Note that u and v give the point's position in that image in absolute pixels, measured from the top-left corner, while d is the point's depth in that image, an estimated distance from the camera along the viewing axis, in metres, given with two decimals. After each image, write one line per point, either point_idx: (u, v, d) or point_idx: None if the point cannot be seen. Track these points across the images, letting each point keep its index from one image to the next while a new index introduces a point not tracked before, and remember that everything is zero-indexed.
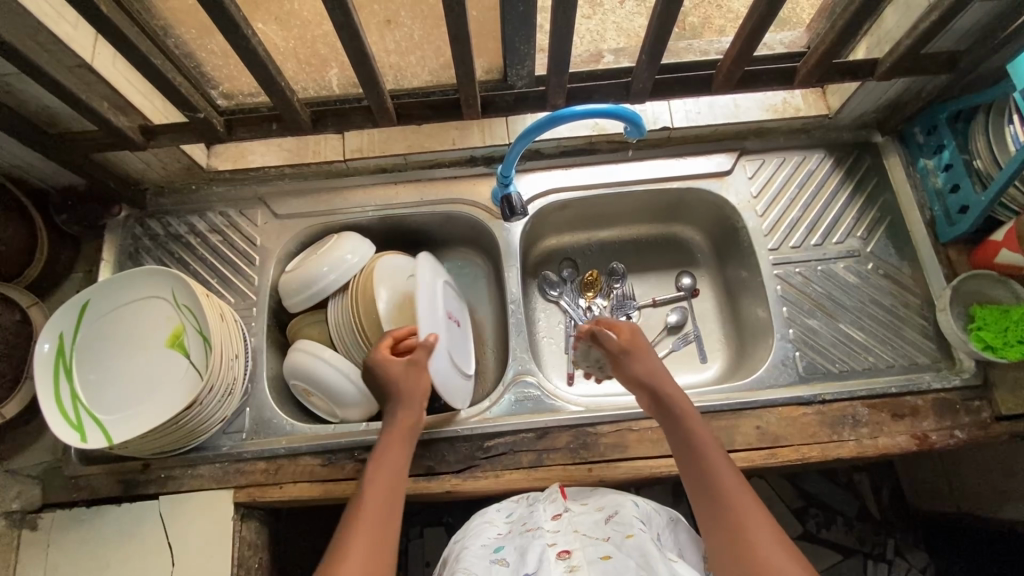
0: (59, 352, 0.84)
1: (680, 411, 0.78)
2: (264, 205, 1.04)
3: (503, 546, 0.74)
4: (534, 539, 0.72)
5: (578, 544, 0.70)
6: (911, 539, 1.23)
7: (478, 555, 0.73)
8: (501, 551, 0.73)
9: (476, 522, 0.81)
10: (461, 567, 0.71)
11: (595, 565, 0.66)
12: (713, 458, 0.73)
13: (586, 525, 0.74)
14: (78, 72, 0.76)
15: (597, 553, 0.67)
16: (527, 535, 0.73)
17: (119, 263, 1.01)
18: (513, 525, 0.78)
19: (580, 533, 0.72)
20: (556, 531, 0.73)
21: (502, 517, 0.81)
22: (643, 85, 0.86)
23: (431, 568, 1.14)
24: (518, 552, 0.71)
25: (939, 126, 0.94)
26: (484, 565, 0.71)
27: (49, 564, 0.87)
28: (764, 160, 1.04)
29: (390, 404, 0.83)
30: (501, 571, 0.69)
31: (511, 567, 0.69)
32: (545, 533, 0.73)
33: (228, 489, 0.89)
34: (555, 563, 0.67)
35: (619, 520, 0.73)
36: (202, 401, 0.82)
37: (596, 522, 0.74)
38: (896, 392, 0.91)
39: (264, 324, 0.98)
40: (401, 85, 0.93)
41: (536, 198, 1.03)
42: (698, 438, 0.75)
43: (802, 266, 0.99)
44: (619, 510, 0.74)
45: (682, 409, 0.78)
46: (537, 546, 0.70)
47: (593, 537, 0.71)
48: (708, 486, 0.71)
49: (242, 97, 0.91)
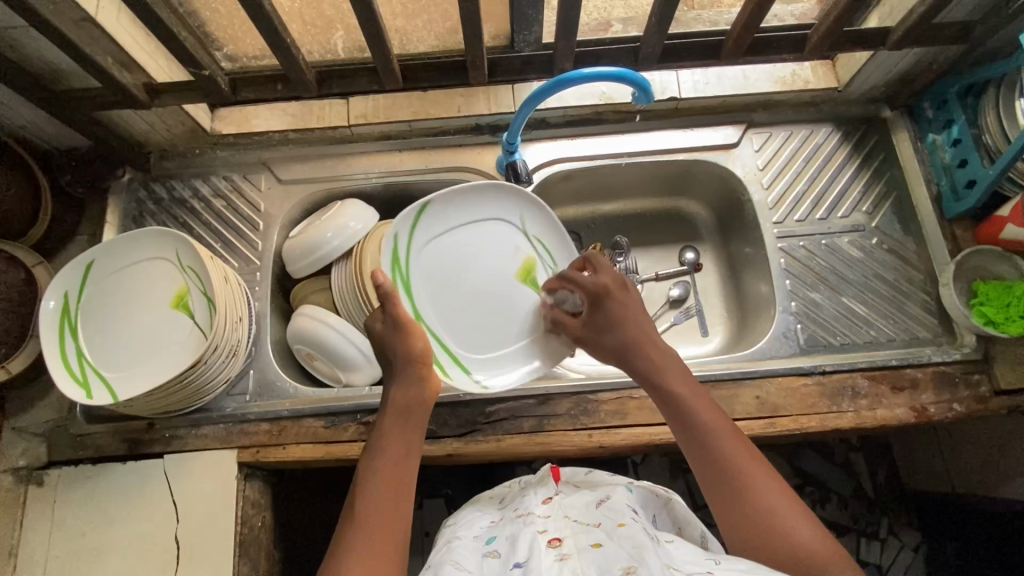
0: (64, 310, 0.84)
1: (641, 338, 0.77)
2: (269, 170, 1.03)
3: (495, 537, 0.68)
4: (525, 526, 0.66)
5: (569, 531, 0.63)
6: (904, 519, 1.25)
7: (468, 549, 0.67)
8: (493, 541, 0.67)
9: (466, 514, 0.76)
10: (450, 559, 0.65)
11: (585, 554, 0.59)
12: (709, 415, 0.69)
13: (577, 510, 0.68)
14: (84, 27, 0.75)
15: (587, 541, 0.61)
16: (517, 521, 0.68)
17: (123, 225, 1.00)
18: (505, 513, 0.73)
19: (570, 519, 0.66)
20: (547, 517, 0.67)
21: (493, 506, 0.77)
22: (652, 50, 0.85)
23: (430, 538, 1.20)
24: (510, 540, 0.65)
25: (949, 101, 0.93)
26: (476, 558, 0.65)
27: (55, 519, 0.88)
28: (771, 133, 1.04)
29: (412, 364, 0.78)
30: (493, 563, 0.63)
31: (502, 557, 0.63)
32: (537, 519, 0.67)
33: (232, 449, 0.90)
34: (546, 551, 0.60)
35: (611, 506, 0.66)
36: (207, 359, 0.82)
37: (586, 507, 0.67)
38: (896, 364, 0.91)
39: (268, 289, 0.99)
40: (406, 49, 0.92)
41: (541, 167, 1.02)
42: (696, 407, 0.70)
43: (806, 239, 0.99)
44: (610, 496, 0.68)
45: (663, 367, 0.74)
46: (528, 534, 0.64)
47: (584, 524, 0.64)
48: (704, 444, 0.67)
49: (247, 59, 0.91)
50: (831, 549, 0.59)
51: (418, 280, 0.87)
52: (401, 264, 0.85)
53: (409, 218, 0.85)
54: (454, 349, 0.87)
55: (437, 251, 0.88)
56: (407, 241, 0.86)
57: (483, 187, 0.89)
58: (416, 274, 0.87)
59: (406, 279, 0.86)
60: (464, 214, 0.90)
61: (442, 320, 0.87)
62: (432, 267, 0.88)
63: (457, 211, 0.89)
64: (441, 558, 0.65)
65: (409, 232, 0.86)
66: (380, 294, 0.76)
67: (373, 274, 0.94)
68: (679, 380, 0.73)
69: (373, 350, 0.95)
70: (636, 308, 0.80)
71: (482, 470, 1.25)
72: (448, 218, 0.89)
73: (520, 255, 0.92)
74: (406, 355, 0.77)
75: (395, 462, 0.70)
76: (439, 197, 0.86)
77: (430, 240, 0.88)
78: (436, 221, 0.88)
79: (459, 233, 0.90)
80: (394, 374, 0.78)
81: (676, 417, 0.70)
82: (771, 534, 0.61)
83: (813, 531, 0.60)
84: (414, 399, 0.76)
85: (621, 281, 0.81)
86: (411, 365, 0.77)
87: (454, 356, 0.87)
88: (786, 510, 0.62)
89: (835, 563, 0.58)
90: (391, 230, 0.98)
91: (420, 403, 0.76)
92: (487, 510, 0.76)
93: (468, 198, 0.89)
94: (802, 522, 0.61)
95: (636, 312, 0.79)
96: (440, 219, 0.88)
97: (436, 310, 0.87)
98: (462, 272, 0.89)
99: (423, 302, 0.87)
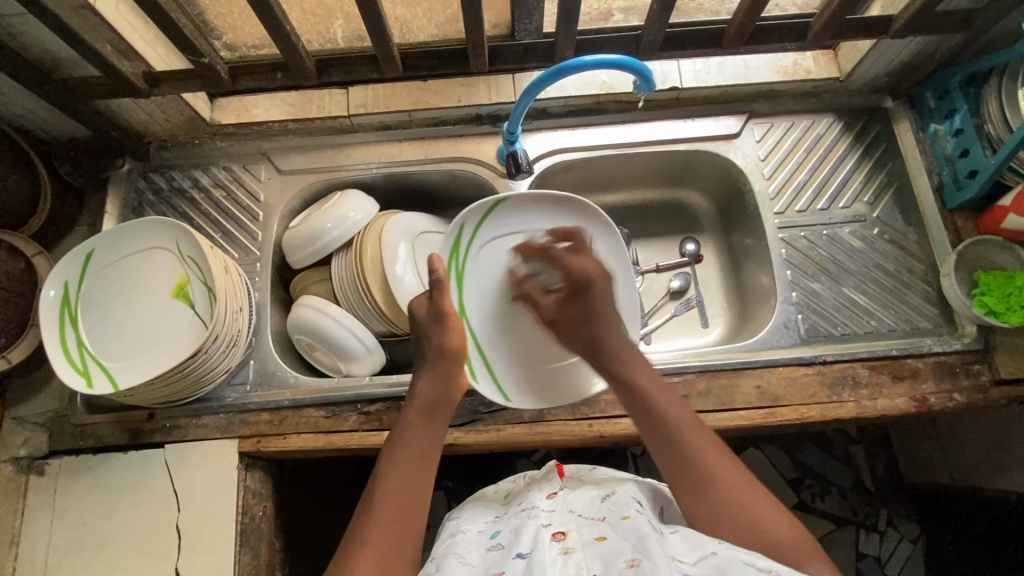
0: (64, 299, 0.84)
1: (603, 339, 0.79)
2: (268, 161, 1.03)
3: (499, 530, 0.68)
4: (529, 518, 0.65)
5: (573, 525, 0.63)
6: (903, 511, 1.25)
7: (473, 542, 0.67)
8: (497, 535, 0.67)
9: (470, 509, 0.76)
10: (454, 554, 0.65)
11: (589, 547, 0.59)
12: (673, 409, 0.71)
13: (582, 504, 0.67)
14: (82, 14, 0.75)
15: (591, 534, 0.60)
16: (521, 514, 0.67)
17: (122, 216, 1.00)
18: (509, 508, 0.73)
19: (575, 513, 0.65)
20: (551, 510, 0.66)
21: (497, 502, 0.77)
22: (653, 38, 0.85)
23: (430, 530, 1.20)
24: (514, 533, 0.64)
25: (951, 90, 0.93)
26: (480, 552, 0.65)
27: (57, 509, 0.88)
28: (772, 123, 1.03)
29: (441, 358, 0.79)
30: (496, 556, 0.63)
31: (505, 550, 0.63)
32: (541, 512, 0.66)
33: (233, 439, 0.90)
34: (550, 544, 0.60)
35: (615, 500, 0.66)
36: (207, 349, 0.82)
37: (592, 501, 0.68)
38: (897, 354, 0.91)
39: (268, 279, 0.99)
40: (406, 38, 0.92)
41: (542, 158, 1.02)
42: (653, 392, 0.73)
43: (807, 230, 0.99)
44: (616, 491, 0.68)
45: (626, 363, 0.77)
46: (531, 527, 0.63)
47: (588, 518, 0.64)
48: (661, 431, 0.70)
49: (246, 48, 0.90)
50: (801, 538, 0.60)
51: (469, 275, 0.92)
52: (458, 255, 0.91)
53: (478, 214, 0.91)
54: (490, 354, 0.90)
55: (494, 253, 0.93)
56: (473, 237, 0.92)
57: (555, 199, 0.93)
58: (470, 269, 0.92)
59: (459, 272, 0.91)
60: (530, 222, 0.94)
61: (481, 319, 0.91)
62: (480, 267, 0.92)
63: (526, 219, 0.94)
64: (445, 552, 0.66)
65: (473, 228, 0.92)
66: (432, 280, 0.79)
67: (373, 265, 0.94)
68: (642, 371, 0.76)
69: (374, 340, 0.95)
70: (611, 302, 0.82)
71: (483, 462, 1.26)
72: (508, 225, 0.93)
73: None
74: (440, 349, 0.79)
75: (419, 453, 0.71)
76: (513, 198, 0.91)
77: (491, 241, 0.93)
78: (500, 223, 0.93)
79: (518, 241, 0.94)
80: (425, 363, 0.80)
81: (631, 399, 0.74)
82: (726, 509, 0.62)
83: (775, 516, 0.62)
84: (447, 393, 0.77)
85: (601, 269, 0.83)
86: (444, 359, 0.79)
87: (490, 364, 0.90)
88: (746, 493, 0.64)
89: (805, 551, 0.59)
90: (389, 220, 0.98)
91: (446, 398, 0.77)
92: (492, 506, 0.76)
93: (530, 210, 0.93)
94: (766, 507, 0.63)
95: (607, 303, 0.82)
96: (508, 221, 0.93)
97: (481, 310, 0.91)
98: (512, 279, 0.93)
99: (469, 298, 0.91)
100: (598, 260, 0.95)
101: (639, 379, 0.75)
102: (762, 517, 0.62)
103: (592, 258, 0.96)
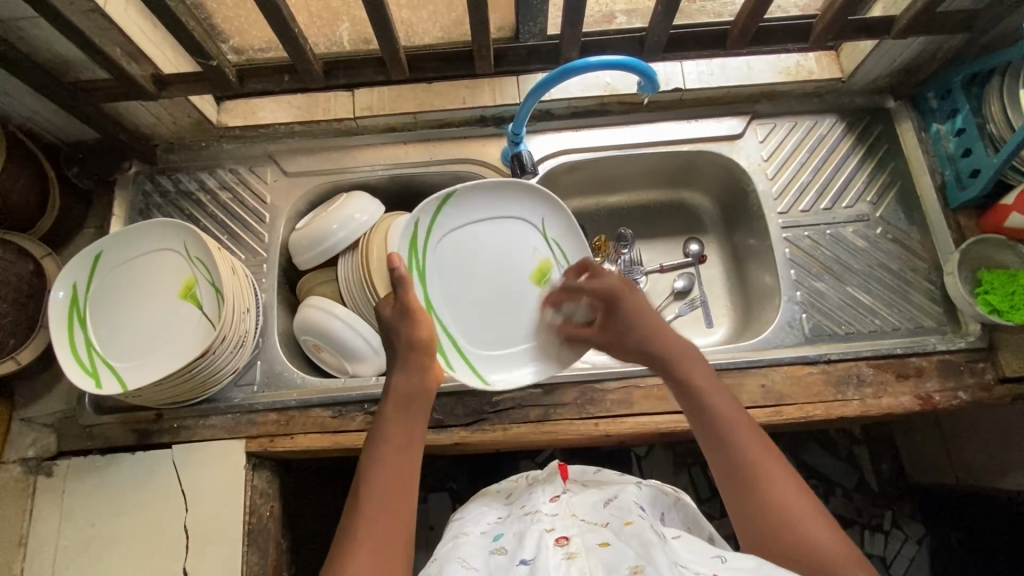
0: (73, 300, 0.85)
1: (653, 347, 0.78)
2: (274, 163, 1.04)
3: (502, 533, 0.68)
4: (532, 525, 0.65)
5: (576, 530, 0.63)
6: (907, 511, 1.25)
7: (476, 546, 0.67)
8: (500, 538, 0.67)
9: (473, 509, 0.76)
10: (458, 559, 0.65)
11: (593, 553, 0.58)
12: (732, 414, 0.69)
13: (585, 509, 0.67)
14: (93, 18, 0.76)
15: (594, 540, 0.60)
16: (525, 519, 0.67)
17: (129, 218, 1.01)
18: (511, 510, 0.73)
19: (578, 517, 0.65)
20: (555, 515, 0.66)
21: (499, 501, 0.78)
22: (658, 39, 0.85)
23: (435, 532, 1.21)
24: (517, 538, 0.64)
25: (954, 90, 0.94)
26: (483, 556, 0.65)
27: (65, 509, 0.89)
28: (775, 124, 1.04)
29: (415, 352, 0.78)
30: (500, 560, 0.62)
31: (509, 554, 0.62)
32: (544, 517, 0.66)
33: (240, 440, 0.90)
34: (553, 550, 0.60)
35: (619, 505, 0.66)
36: (214, 350, 0.83)
37: (594, 506, 0.67)
38: (901, 353, 0.91)
39: (274, 281, 0.99)
40: (411, 41, 0.93)
41: (547, 158, 1.03)
42: (716, 401, 0.70)
43: (810, 230, 1.00)
44: (618, 494, 0.68)
45: (688, 368, 0.74)
46: (535, 532, 0.63)
47: (591, 523, 0.64)
48: (721, 433, 0.67)
49: (253, 52, 0.91)
50: (847, 553, 0.58)
51: (432, 267, 0.90)
52: (417, 249, 0.89)
53: (433, 206, 0.89)
54: (461, 341, 0.89)
55: (454, 245, 0.91)
56: (428, 231, 0.90)
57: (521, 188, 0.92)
58: (432, 261, 0.90)
59: (422, 267, 0.89)
60: (489, 209, 0.93)
61: (451, 309, 0.90)
62: (441, 258, 0.91)
63: (481, 206, 0.92)
64: (448, 555, 0.66)
65: (429, 222, 0.90)
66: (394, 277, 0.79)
67: (379, 265, 0.94)
68: (704, 379, 0.73)
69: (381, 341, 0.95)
70: (647, 308, 0.81)
71: (488, 463, 1.26)
72: (462, 215, 0.92)
73: (537, 257, 0.94)
74: (409, 342, 0.78)
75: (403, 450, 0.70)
76: (463, 190, 0.90)
77: (447, 232, 0.91)
78: (457, 213, 0.91)
79: (480, 228, 0.92)
80: (397, 360, 0.79)
81: (691, 406, 0.71)
82: (781, 526, 0.60)
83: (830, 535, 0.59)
84: (421, 384, 0.76)
85: (627, 282, 0.82)
86: (414, 352, 0.78)
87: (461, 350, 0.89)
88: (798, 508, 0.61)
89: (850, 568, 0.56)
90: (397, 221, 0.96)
91: (424, 389, 0.76)
92: (494, 505, 0.76)
93: (489, 196, 0.92)
94: (819, 525, 0.60)
95: (641, 313, 0.80)
96: (462, 210, 0.91)
97: (449, 299, 0.90)
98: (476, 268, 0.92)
99: (436, 291, 0.89)
100: (555, 239, 0.95)
101: (700, 383, 0.72)
102: (816, 537, 0.59)
103: (552, 240, 0.95)
